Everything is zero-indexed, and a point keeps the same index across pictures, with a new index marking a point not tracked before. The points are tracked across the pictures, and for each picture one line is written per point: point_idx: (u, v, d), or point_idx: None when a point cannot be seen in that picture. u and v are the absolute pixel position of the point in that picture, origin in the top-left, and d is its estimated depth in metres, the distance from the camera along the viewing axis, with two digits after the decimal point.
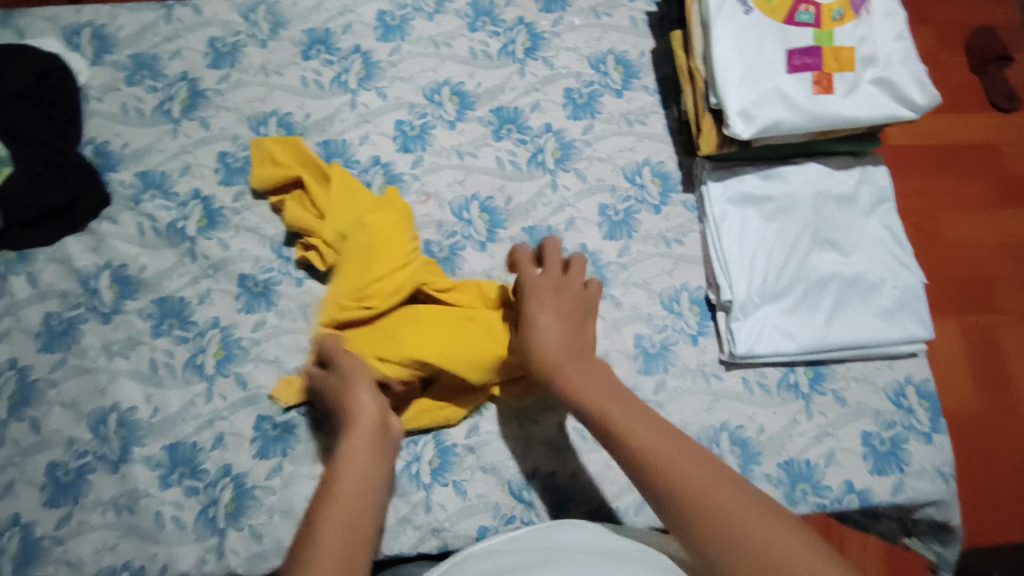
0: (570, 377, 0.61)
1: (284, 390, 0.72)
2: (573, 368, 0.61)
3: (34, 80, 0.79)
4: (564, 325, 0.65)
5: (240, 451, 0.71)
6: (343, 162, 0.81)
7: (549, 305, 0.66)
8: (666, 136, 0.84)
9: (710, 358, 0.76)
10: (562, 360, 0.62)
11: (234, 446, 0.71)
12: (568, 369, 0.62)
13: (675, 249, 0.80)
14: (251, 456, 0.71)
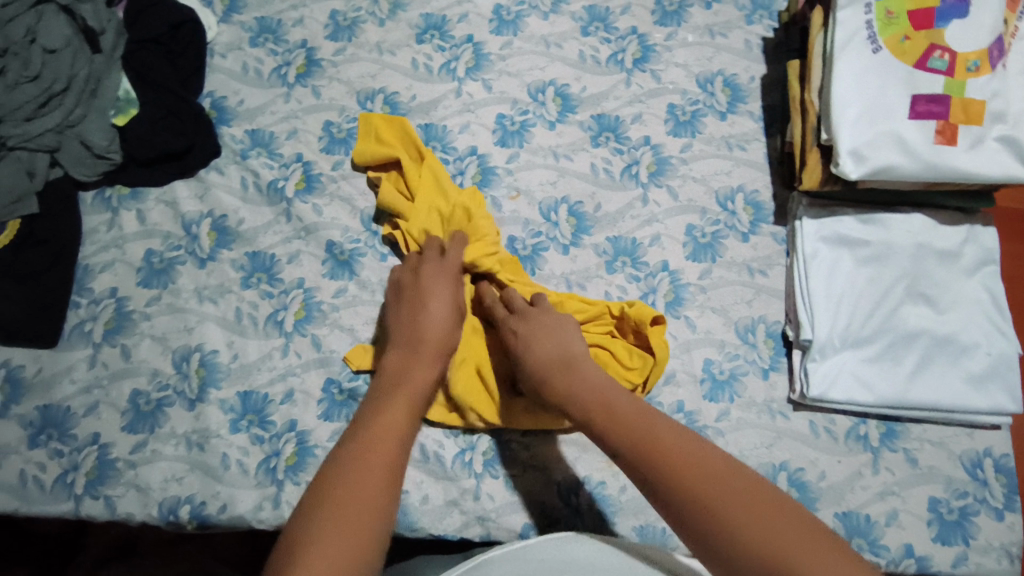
0: (555, 390, 0.64)
1: (358, 355, 0.74)
2: (557, 379, 0.64)
3: (168, 30, 0.82)
4: (537, 343, 0.67)
5: (308, 410, 0.74)
6: (441, 147, 0.82)
7: (517, 333, 0.68)
8: (765, 164, 0.82)
9: (779, 396, 0.75)
10: (543, 377, 0.65)
11: (302, 404, 0.74)
12: (553, 381, 0.64)
13: (758, 280, 0.78)
14: (317, 416, 0.73)
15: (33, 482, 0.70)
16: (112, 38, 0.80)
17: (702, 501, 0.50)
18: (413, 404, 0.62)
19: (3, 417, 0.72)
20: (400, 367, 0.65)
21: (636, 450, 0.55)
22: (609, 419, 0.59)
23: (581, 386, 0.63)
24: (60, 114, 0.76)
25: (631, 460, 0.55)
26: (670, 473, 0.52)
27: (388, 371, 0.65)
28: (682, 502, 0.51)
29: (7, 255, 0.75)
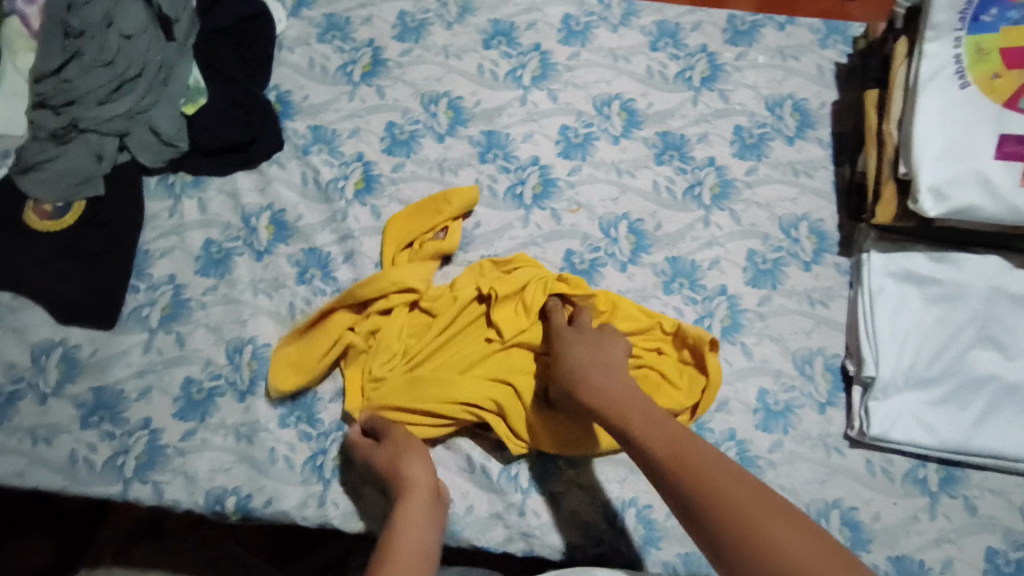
0: (594, 390, 0.64)
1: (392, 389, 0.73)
2: (598, 380, 0.64)
3: (237, 21, 0.82)
4: (584, 344, 0.68)
5: None
6: (503, 155, 0.81)
7: (574, 331, 0.69)
8: (832, 193, 0.81)
9: (835, 431, 0.73)
10: (584, 376, 0.65)
11: None
12: (591, 378, 0.64)
13: (819, 310, 0.77)
14: None
15: (83, 463, 0.71)
16: (185, 26, 0.79)
17: (736, 518, 0.49)
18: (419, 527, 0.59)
19: (57, 395, 0.72)
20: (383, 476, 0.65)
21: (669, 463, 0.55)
22: (642, 429, 0.59)
23: (620, 391, 0.63)
24: (132, 99, 0.76)
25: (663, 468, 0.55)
26: (696, 480, 0.53)
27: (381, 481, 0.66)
28: (713, 517, 0.50)
29: (71, 235, 0.76)
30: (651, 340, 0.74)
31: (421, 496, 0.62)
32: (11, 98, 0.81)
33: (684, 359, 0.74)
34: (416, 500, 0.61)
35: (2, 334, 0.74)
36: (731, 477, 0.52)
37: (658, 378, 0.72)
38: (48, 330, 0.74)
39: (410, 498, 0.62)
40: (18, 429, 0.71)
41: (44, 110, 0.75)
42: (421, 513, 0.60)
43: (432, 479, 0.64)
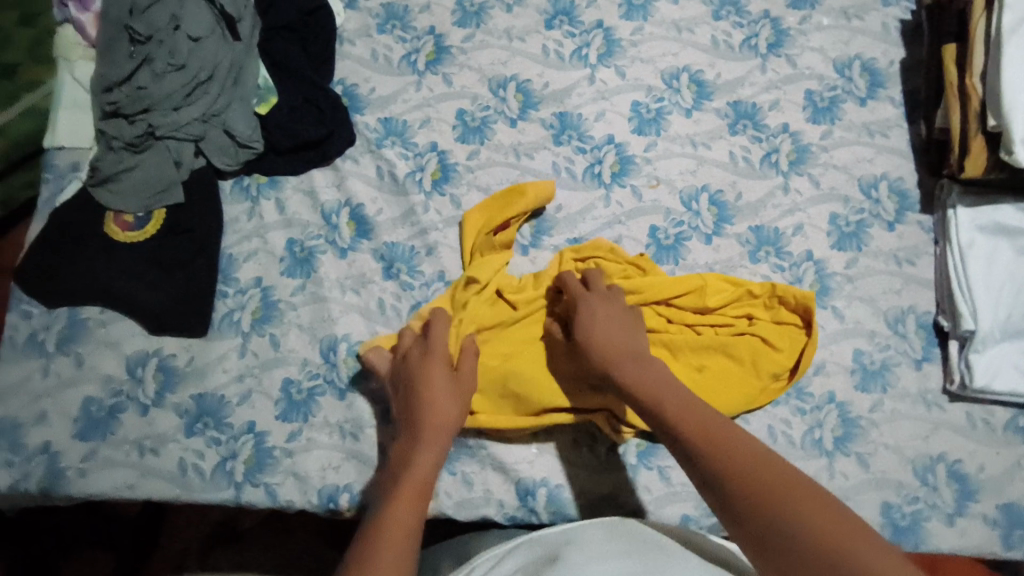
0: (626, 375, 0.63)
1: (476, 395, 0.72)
2: (630, 367, 0.63)
3: (300, 17, 0.80)
4: (609, 325, 0.67)
5: None
6: (577, 136, 0.81)
7: (594, 316, 0.67)
8: (908, 152, 0.81)
9: (933, 386, 0.74)
10: (611, 359, 0.65)
11: None
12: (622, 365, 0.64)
13: (906, 269, 0.77)
14: None
15: (193, 471, 0.71)
16: (249, 25, 0.78)
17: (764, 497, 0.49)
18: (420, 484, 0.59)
19: (158, 405, 0.72)
20: (430, 394, 0.64)
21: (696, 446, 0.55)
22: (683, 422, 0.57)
23: (654, 377, 0.62)
24: (205, 102, 0.74)
25: (692, 451, 0.55)
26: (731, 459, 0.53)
27: (413, 393, 0.65)
28: (747, 503, 0.50)
29: (154, 245, 0.75)
30: (741, 307, 0.75)
31: (440, 445, 0.62)
32: (75, 109, 0.78)
33: (778, 320, 0.75)
34: (433, 442, 0.62)
35: (95, 348, 0.73)
36: (758, 464, 0.51)
37: (759, 343, 0.73)
38: (140, 341, 0.74)
39: (433, 437, 0.62)
40: (123, 442, 0.71)
41: (118, 119, 0.74)
42: (433, 458, 0.61)
43: (445, 423, 0.63)
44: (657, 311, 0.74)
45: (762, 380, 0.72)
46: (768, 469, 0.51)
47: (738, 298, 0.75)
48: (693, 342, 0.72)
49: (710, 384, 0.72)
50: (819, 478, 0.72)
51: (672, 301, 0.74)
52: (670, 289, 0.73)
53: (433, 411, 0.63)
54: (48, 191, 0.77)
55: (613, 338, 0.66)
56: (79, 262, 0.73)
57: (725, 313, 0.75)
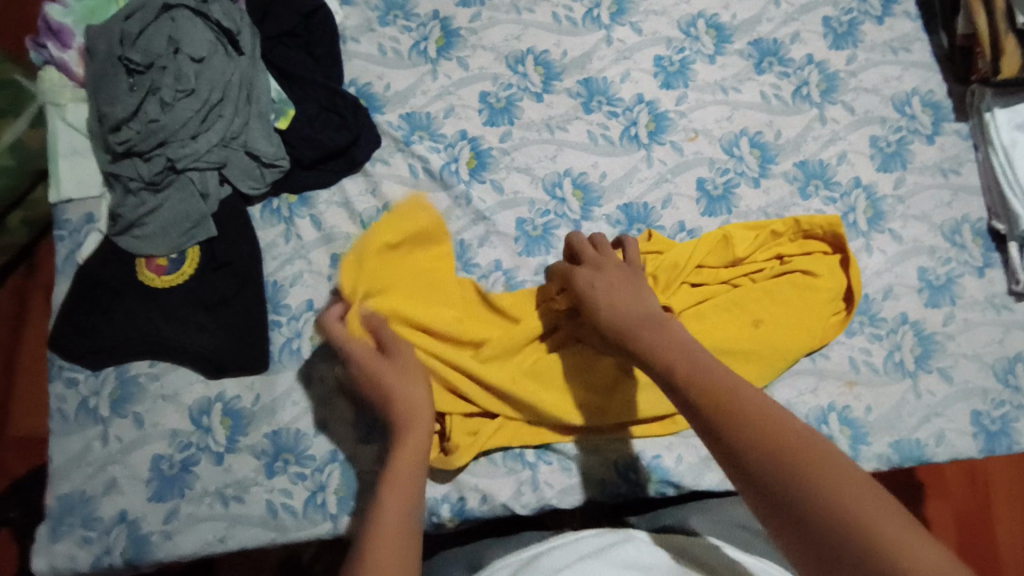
0: (643, 347, 0.56)
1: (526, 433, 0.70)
2: (646, 334, 0.57)
3: (301, 20, 0.76)
4: (618, 293, 0.62)
5: None
6: (606, 101, 0.79)
7: (595, 285, 0.63)
8: (933, 63, 0.81)
9: (998, 290, 0.75)
10: (636, 323, 0.58)
11: None
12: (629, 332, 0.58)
13: (953, 179, 0.77)
14: None
15: (283, 511, 0.66)
16: (249, 36, 0.73)
17: (798, 477, 0.40)
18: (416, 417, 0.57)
19: (233, 451, 0.68)
20: (386, 381, 0.58)
21: (713, 416, 0.46)
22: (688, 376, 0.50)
23: (662, 340, 0.55)
24: (222, 125, 0.70)
25: (701, 413, 0.47)
26: (749, 420, 0.44)
27: (372, 386, 0.59)
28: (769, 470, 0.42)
29: (194, 286, 0.70)
30: (769, 249, 0.74)
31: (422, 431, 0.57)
32: (75, 156, 0.73)
33: (808, 251, 0.74)
34: (407, 433, 0.56)
35: (154, 404, 0.69)
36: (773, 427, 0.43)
37: (801, 277, 0.72)
38: (200, 388, 0.70)
39: (407, 429, 0.56)
40: (204, 495, 0.67)
41: (132, 158, 0.69)
42: (417, 446, 0.55)
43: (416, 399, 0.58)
44: (689, 279, 0.73)
45: (820, 314, 0.72)
46: (807, 448, 0.42)
47: (763, 241, 0.74)
48: (737, 295, 0.72)
49: (775, 331, 0.70)
50: (908, 400, 0.72)
51: (701, 263, 0.73)
52: (695, 250, 0.72)
53: (400, 398, 0.57)
54: (64, 249, 0.71)
55: (621, 307, 0.60)
56: (117, 317, 0.69)
57: (754, 262, 0.74)
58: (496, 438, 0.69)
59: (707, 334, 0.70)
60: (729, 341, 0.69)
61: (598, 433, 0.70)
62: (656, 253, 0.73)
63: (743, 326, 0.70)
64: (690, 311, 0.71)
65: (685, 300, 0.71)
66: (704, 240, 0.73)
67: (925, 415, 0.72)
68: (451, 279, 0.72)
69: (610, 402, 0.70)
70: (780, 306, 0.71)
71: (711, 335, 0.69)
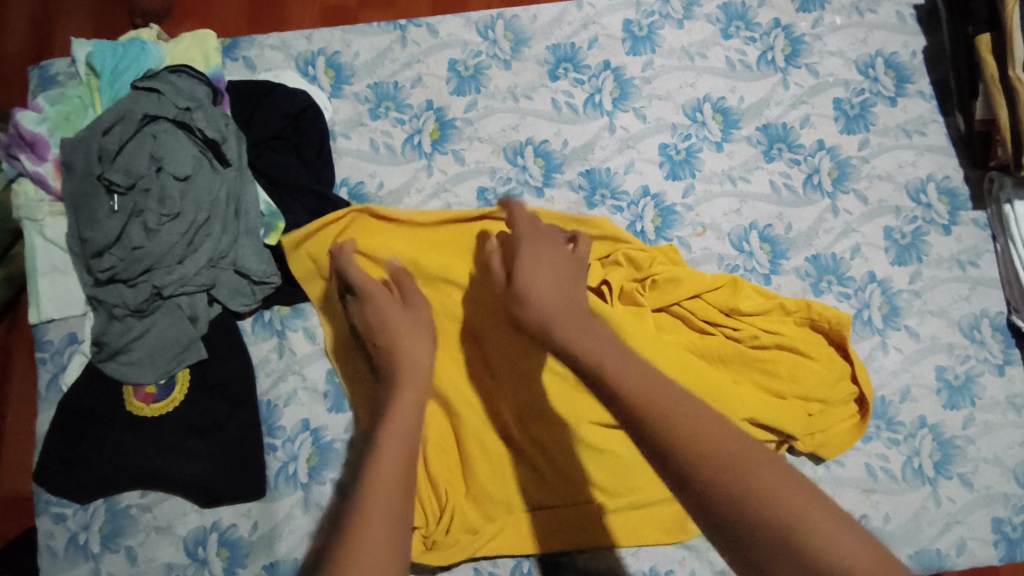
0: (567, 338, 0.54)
1: (520, 546, 0.67)
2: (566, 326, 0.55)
3: (289, 122, 0.73)
4: (538, 279, 0.60)
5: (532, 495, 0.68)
6: (610, 194, 0.76)
7: (522, 267, 0.61)
8: (948, 147, 0.78)
9: (1019, 389, 0.72)
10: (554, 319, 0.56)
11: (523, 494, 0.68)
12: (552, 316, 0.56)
13: (971, 272, 0.75)
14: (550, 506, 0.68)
15: None
16: (234, 144, 0.69)
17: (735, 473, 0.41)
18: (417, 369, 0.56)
19: None
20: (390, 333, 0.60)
21: (636, 410, 0.46)
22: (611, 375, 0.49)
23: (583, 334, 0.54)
24: (210, 246, 0.67)
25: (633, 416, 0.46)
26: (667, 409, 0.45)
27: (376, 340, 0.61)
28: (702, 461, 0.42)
29: (185, 411, 0.67)
30: (772, 321, 0.71)
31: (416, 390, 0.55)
32: (55, 273, 0.70)
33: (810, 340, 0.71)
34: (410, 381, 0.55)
35: (146, 537, 0.66)
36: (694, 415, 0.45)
37: (798, 358, 0.70)
38: (194, 518, 0.67)
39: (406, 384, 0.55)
40: None
41: (116, 284, 0.66)
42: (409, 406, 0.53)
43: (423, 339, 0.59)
44: (683, 304, 0.72)
45: (832, 423, 0.70)
46: (719, 434, 0.43)
47: (768, 312, 0.72)
48: (725, 346, 0.70)
49: (748, 395, 0.68)
50: (927, 509, 0.70)
51: (699, 294, 0.71)
52: (699, 280, 0.71)
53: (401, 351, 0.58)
54: (47, 373, 0.69)
55: (546, 285, 0.59)
56: (105, 446, 0.66)
57: (757, 321, 0.71)
58: (496, 541, 0.67)
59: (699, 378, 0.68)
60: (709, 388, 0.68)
61: (595, 539, 0.67)
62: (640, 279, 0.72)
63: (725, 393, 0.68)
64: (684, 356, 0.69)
65: (676, 339, 0.71)
66: (709, 277, 0.72)
67: (946, 524, 0.69)
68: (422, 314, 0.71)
69: (600, 464, 0.67)
70: (766, 378, 0.70)
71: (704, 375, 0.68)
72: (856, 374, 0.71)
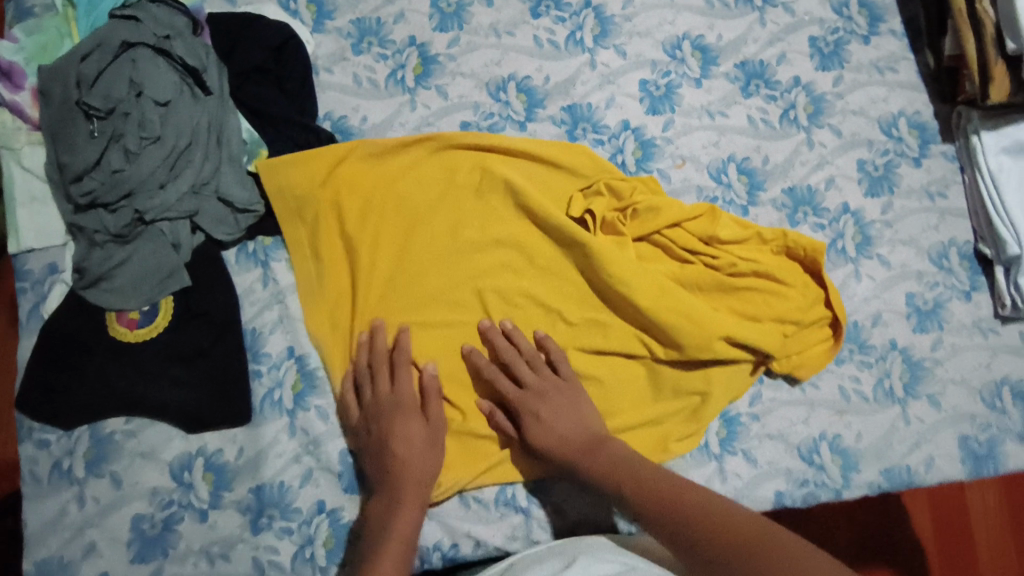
0: (588, 472, 0.63)
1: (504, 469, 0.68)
2: (585, 462, 0.63)
3: (271, 54, 0.73)
4: (554, 415, 0.66)
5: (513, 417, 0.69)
6: (591, 128, 0.77)
7: (540, 418, 0.66)
8: (919, 83, 0.80)
9: (985, 314, 0.75)
10: (575, 454, 0.64)
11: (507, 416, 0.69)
12: (564, 451, 0.64)
13: (939, 203, 0.77)
14: None
15: (271, 567, 0.65)
16: (215, 73, 0.70)
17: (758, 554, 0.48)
18: (420, 484, 0.63)
19: (217, 508, 0.66)
20: (408, 450, 0.63)
21: (668, 515, 0.56)
22: (641, 485, 0.59)
23: (611, 463, 0.62)
24: (192, 172, 0.67)
25: (666, 520, 0.55)
26: (696, 512, 0.55)
27: (393, 448, 0.63)
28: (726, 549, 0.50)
29: (167, 338, 0.67)
30: (749, 250, 0.73)
31: (419, 505, 0.62)
32: (33, 204, 0.69)
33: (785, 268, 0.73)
34: (411, 503, 0.62)
35: (131, 463, 0.66)
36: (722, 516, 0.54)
37: (773, 285, 0.72)
38: (179, 444, 0.67)
39: (411, 501, 0.62)
40: (188, 554, 0.65)
41: (96, 210, 0.66)
42: (411, 519, 0.61)
43: (423, 442, 0.65)
44: (664, 234, 0.73)
45: (805, 345, 0.72)
46: (759, 527, 0.51)
47: (745, 242, 0.73)
48: (703, 275, 0.72)
49: (728, 320, 0.70)
50: (897, 427, 0.72)
51: (678, 223, 0.72)
52: (678, 210, 0.72)
53: (408, 471, 0.63)
54: (28, 302, 0.68)
55: (550, 429, 0.65)
56: (88, 374, 0.66)
57: (736, 250, 0.72)
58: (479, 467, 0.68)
59: (682, 300, 0.70)
60: (693, 313, 0.69)
61: None
62: (620, 207, 0.73)
63: (705, 317, 0.69)
64: (660, 281, 0.70)
65: (658, 267, 0.73)
66: (689, 207, 0.73)
67: (915, 441, 0.72)
68: (390, 241, 0.71)
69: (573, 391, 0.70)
70: (742, 303, 0.72)
71: (686, 301, 0.70)
72: (828, 298, 0.73)
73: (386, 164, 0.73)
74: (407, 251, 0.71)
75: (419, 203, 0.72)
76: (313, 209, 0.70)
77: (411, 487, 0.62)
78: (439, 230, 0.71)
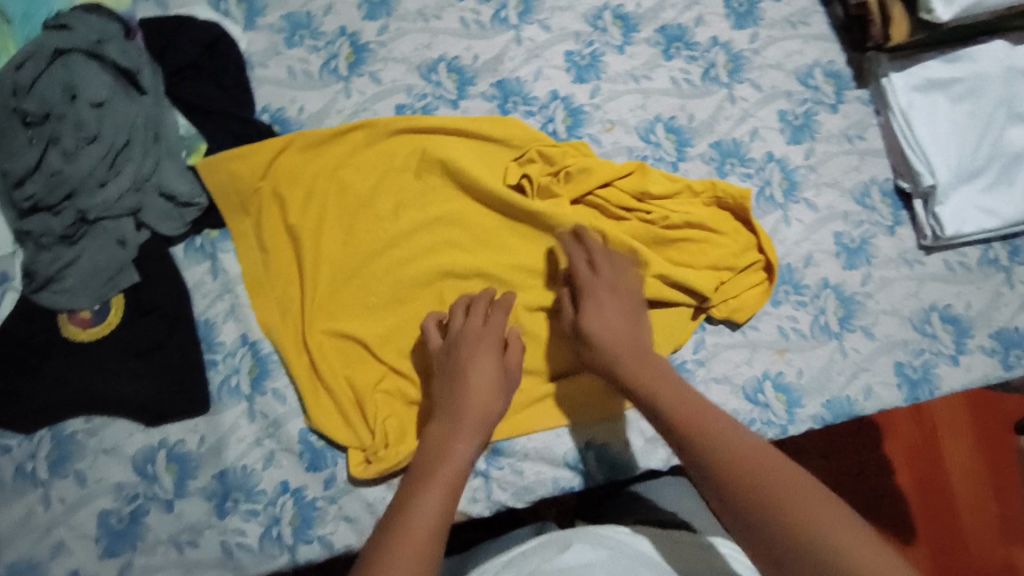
0: (630, 374, 0.60)
1: None
2: (633, 364, 0.61)
3: (203, 51, 0.75)
4: (616, 321, 0.65)
5: None
6: (522, 101, 0.80)
7: (602, 309, 0.65)
8: (832, 34, 0.84)
9: (910, 246, 0.79)
10: (638, 358, 0.61)
11: None
12: (624, 357, 0.62)
13: (858, 145, 0.81)
14: None
15: (239, 549, 0.66)
16: (150, 75, 0.72)
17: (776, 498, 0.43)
18: (488, 409, 0.61)
19: (182, 497, 0.67)
20: (478, 369, 0.62)
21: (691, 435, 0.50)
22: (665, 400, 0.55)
23: (665, 373, 0.59)
24: (132, 169, 0.69)
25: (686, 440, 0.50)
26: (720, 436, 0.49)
27: (466, 370, 0.62)
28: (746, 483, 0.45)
29: (121, 334, 0.69)
30: (682, 202, 0.76)
31: (480, 430, 0.59)
32: None
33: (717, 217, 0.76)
34: (473, 420, 0.59)
35: (95, 460, 0.68)
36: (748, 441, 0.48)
37: (706, 234, 0.75)
38: (141, 438, 0.69)
39: (474, 426, 0.59)
40: (157, 544, 0.66)
41: (40, 213, 0.68)
42: (473, 446, 0.58)
43: (498, 372, 0.63)
44: (597, 194, 0.76)
45: (741, 287, 0.75)
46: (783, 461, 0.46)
47: (677, 194, 0.76)
48: (639, 229, 0.74)
49: (665, 269, 0.73)
50: (835, 360, 0.76)
51: (611, 182, 0.75)
52: (609, 169, 0.75)
53: (476, 389, 0.61)
54: None
55: (620, 334, 0.64)
56: (44, 376, 0.67)
57: (667, 204, 0.75)
58: None
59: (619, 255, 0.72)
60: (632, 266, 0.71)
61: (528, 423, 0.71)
62: (553, 172, 0.76)
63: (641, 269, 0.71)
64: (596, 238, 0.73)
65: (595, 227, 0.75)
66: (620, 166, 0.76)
67: (853, 372, 0.76)
68: (333, 225, 0.73)
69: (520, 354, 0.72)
70: (677, 254, 0.75)
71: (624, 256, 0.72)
72: (761, 243, 0.76)
73: (324, 150, 0.75)
74: (351, 234, 0.73)
75: (360, 186, 0.74)
76: (256, 201, 0.73)
77: (480, 410, 0.60)
78: (379, 212, 0.74)
